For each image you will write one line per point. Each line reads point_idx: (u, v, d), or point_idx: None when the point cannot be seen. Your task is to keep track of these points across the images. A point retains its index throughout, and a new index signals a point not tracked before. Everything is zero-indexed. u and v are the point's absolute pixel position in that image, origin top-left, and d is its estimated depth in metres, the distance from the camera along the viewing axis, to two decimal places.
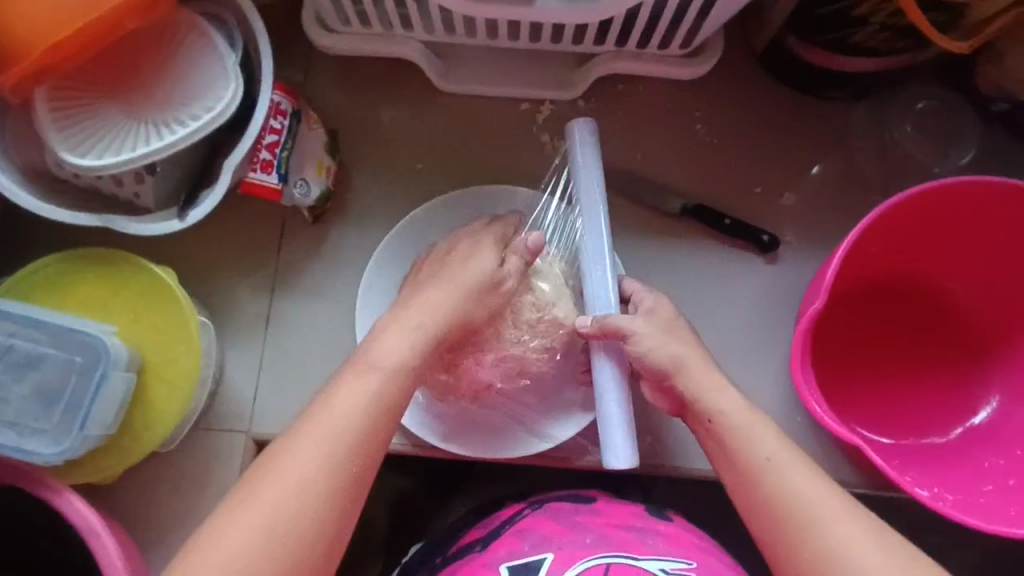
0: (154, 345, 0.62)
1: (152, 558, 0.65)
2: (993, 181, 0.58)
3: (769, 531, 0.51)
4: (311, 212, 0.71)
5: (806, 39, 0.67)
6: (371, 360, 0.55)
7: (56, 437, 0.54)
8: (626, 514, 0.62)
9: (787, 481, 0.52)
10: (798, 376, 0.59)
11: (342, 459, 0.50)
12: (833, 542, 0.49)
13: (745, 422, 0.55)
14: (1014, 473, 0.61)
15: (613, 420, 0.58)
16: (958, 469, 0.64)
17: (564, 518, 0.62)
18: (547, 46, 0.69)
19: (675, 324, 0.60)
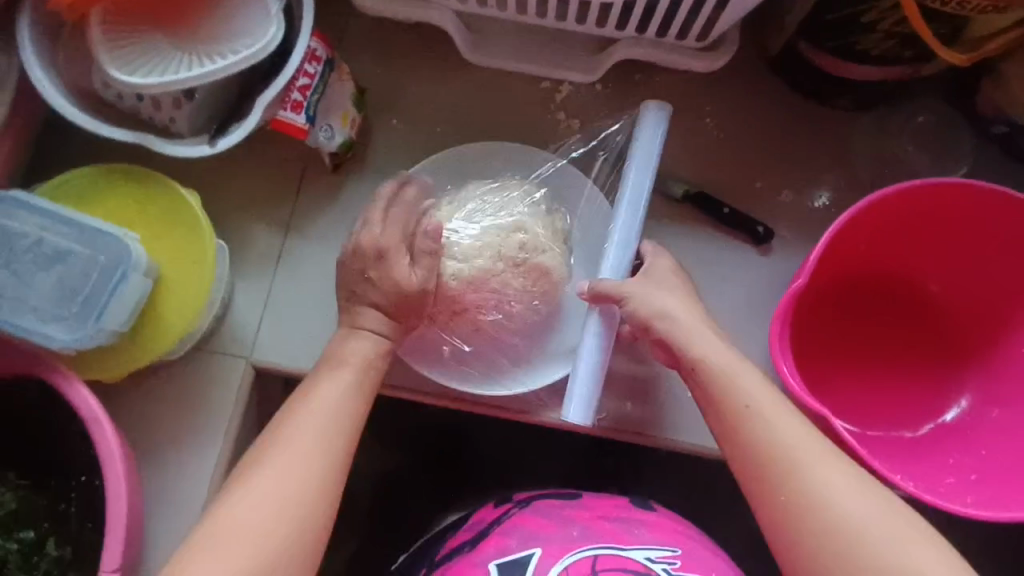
0: (172, 261, 0.65)
1: (144, 466, 0.68)
2: (972, 185, 0.62)
3: (748, 475, 0.55)
4: (333, 159, 0.75)
5: (817, 44, 0.71)
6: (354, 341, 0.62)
7: (73, 327, 0.57)
8: (610, 506, 0.65)
9: (770, 426, 0.55)
10: (776, 351, 0.61)
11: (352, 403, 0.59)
12: (810, 485, 0.52)
13: (729, 369, 0.58)
14: (977, 469, 0.66)
15: (580, 377, 0.65)
16: (926, 462, 0.68)
17: (553, 514, 0.64)
18: (572, 27, 0.73)
19: (671, 279, 0.64)
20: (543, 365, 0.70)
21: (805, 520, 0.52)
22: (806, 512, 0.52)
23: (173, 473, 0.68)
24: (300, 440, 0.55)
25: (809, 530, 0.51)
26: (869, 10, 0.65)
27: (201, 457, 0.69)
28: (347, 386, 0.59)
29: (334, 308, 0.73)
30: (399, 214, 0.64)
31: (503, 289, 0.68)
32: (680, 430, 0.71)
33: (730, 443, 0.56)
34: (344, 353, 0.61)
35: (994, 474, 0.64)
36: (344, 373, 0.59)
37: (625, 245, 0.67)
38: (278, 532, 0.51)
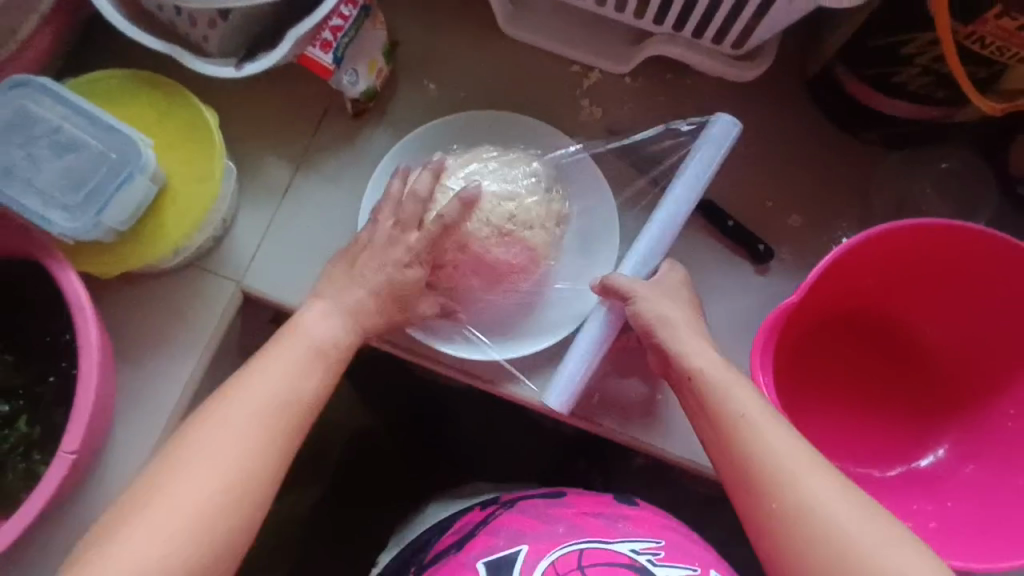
0: (181, 173, 0.67)
1: (121, 367, 0.71)
2: (981, 231, 0.61)
3: (745, 481, 0.53)
4: (354, 105, 0.76)
5: (854, 70, 0.70)
6: (301, 331, 0.60)
7: (73, 215, 0.60)
8: (594, 504, 0.65)
9: (761, 437, 0.53)
10: (756, 358, 0.61)
11: (278, 407, 0.55)
12: (803, 495, 0.51)
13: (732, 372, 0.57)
14: (937, 518, 0.65)
15: (570, 373, 0.64)
16: (891, 503, 0.67)
17: (537, 513, 0.63)
18: (611, 13, 0.72)
19: (679, 292, 0.64)
20: (513, 337, 0.71)
21: (796, 531, 0.50)
22: (799, 522, 0.50)
23: (148, 376, 0.71)
24: (240, 419, 0.53)
25: (800, 542, 0.50)
26: (908, 42, 0.64)
27: (176, 366, 0.71)
28: (302, 362, 0.58)
29: (329, 248, 0.74)
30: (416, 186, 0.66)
31: (486, 252, 0.68)
32: (641, 427, 0.71)
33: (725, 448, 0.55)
34: (298, 328, 0.60)
35: (960, 527, 0.64)
36: (290, 348, 0.59)
37: (647, 245, 0.66)
38: (208, 507, 0.50)
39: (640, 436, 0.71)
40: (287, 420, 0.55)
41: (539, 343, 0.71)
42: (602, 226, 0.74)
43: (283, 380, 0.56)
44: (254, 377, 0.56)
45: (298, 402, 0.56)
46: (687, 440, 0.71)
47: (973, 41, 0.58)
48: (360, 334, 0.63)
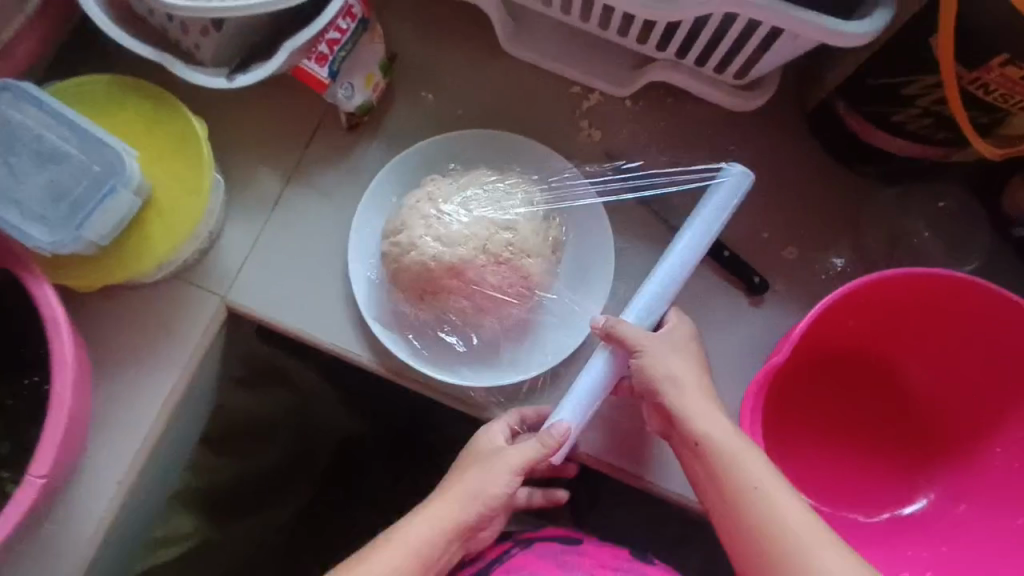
0: (167, 185, 0.65)
1: (98, 380, 0.68)
2: (973, 282, 0.61)
3: (729, 507, 0.55)
4: (349, 118, 0.75)
5: (855, 106, 0.69)
6: (477, 456, 0.62)
7: (53, 229, 0.57)
8: (611, 555, 0.65)
9: (774, 509, 0.54)
10: (748, 402, 0.60)
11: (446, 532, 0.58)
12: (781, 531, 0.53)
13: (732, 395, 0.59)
14: (933, 566, 0.66)
15: (569, 421, 0.62)
16: (883, 550, 0.67)
17: (556, 558, 0.63)
18: (613, 37, 0.71)
19: (687, 345, 0.63)
20: (500, 364, 0.71)
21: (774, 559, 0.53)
22: (778, 553, 0.53)
23: (126, 392, 0.68)
24: (408, 540, 0.58)
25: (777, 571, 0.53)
26: (909, 83, 0.63)
27: (156, 382, 0.69)
28: (501, 482, 0.60)
29: (318, 265, 0.73)
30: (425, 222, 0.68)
31: (480, 280, 0.68)
32: (627, 460, 0.69)
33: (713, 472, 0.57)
34: (483, 443, 0.63)
35: None
36: (485, 460, 0.61)
37: (661, 295, 0.64)
38: None
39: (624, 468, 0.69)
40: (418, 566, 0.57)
41: (524, 372, 0.70)
42: (598, 254, 0.73)
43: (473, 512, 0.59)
44: (452, 505, 0.59)
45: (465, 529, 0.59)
46: (680, 475, 0.69)
47: (977, 86, 0.58)
48: (544, 448, 0.60)
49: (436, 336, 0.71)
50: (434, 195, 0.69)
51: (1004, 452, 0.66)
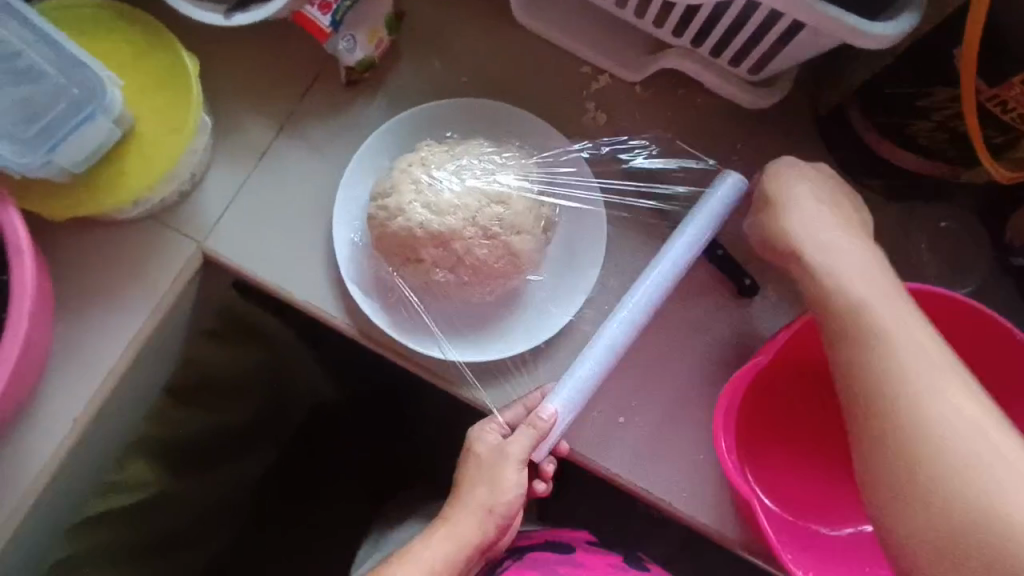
0: (150, 118, 0.62)
1: (62, 314, 0.66)
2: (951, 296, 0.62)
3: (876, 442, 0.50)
4: (348, 74, 0.72)
5: (868, 115, 0.67)
6: (475, 460, 0.61)
7: (22, 150, 0.55)
8: (604, 564, 0.67)
9: (930, 415, 0.48)
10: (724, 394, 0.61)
11: (462, 541, 0.58)
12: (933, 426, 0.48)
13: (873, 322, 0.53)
14: None
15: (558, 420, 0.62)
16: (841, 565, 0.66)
17: (545, 566, 0.64)
18: (629, 18, 0.69)
19: (856, 245, 0.59)
20: (477, 340, 0.69)
21: (923, 500, 0.46)
22: (918, 493, 0.47)
23: (89, 328, 0.66)
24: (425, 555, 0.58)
25: (923, 514, 0.46)
26: (928, 95, 0.62)
27: (121, 321, 0.66)
28: (508, 487, 0.60)
29: (302, 219, 0.70)
30: (416, 185, 0.66)
31: (466, 251, 0.65)
32: (596, 451, 0.67)
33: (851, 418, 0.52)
34: (478, 445, 0.62)
35: None
36: (486, 466, 0.61)
37: (678, 259, 0.65)
38: None
39: (591, 458, 0.67)
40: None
41: (500, 351, 0.68)
42: (590, 239, 0.71)
43: (478, 516, 0.59)
44: (461, 514, 0.59)
45: (479, 536, 0.59)
46: (646, 471, 0.67)
47: (995, 103, 0.56)
48: (535, 433, 0.61)
49: (416, 306, 0.69)
50: (427, 161, 0.67)
51: None
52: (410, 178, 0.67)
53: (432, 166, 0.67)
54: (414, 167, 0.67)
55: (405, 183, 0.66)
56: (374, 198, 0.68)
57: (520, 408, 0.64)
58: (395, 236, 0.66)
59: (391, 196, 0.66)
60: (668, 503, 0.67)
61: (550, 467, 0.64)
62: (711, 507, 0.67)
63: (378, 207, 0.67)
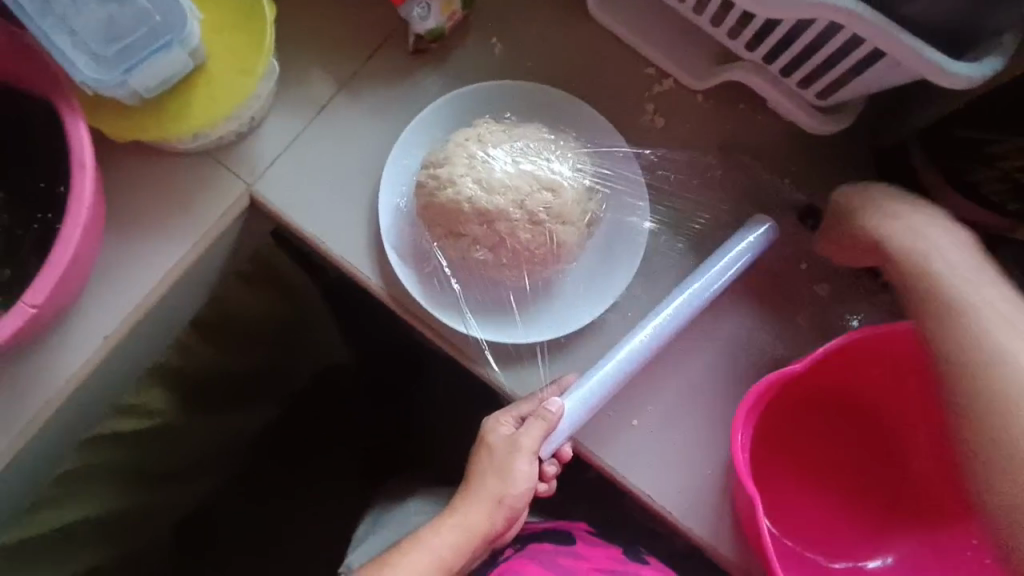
0: (221, 57, 0.64)
1: (109, 234, 0.68)
2: None
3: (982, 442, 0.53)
4: (416, 42, 0.73)
5: (932, 155, 0.67)
6: (487, 450, 0.62)
7: (99, 67, 0.58)
8: (605, 558, 0.68)
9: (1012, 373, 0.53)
10: (741, 411, 0.61)
11: (472, 529, 0.59)
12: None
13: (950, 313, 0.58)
14: None
15: (565, 416, 0.64)
16: None
17: (549, 557, 0.66)
18: (704, 25, 0.68)
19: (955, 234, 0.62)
20: (504, 322, 0.69)
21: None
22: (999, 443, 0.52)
23: (133, 251, 0.68)
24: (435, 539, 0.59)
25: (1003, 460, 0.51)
26: (1000, 141, 0.61)
27: (164, 250, 0.68)
28: (520, 477, 0.61)
29: (350, 177, 0.71)
30: (469, 160, 0.67)
31: (509, 233, 0.66)
32: (603, 448, 0.68)
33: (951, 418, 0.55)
34: (490, 435, 0.63)
35: None
36: (497, 456, 0.62)
37: (705, 289, 0.67)
38: None
39: (596, 454, 0.68)
40: (446, 563, 0.58)
41: (525, 336, 0.68)
42: (630, 240, 0.71)
43: (487, 507, 0.60)
44: (471, 502, 0.60)
45: (488, 525, 0.60)
46: (650, 476, 0.67)
47: None
48: (547, 424, 0.62)
49: (450, 278, 0.70)
50: (484, 138, 0.68)
51: (980, 545, 0.66)
52: (466, 152, 0.67)
53: (488, 143, 0.68)
54: (470, 142, 0.68)
55: (460, 156, 0.67)
56: (426, 167, 0.69)
57: (533, 401, 0.64)
58: (442, 206, 0.66)
59: (444, 167, 0.67)
60: (667, 510, 0.67)
61: (553, 469, 0.65)
62: (711, 522, 0.67)
63: (430, 176, 0.67)
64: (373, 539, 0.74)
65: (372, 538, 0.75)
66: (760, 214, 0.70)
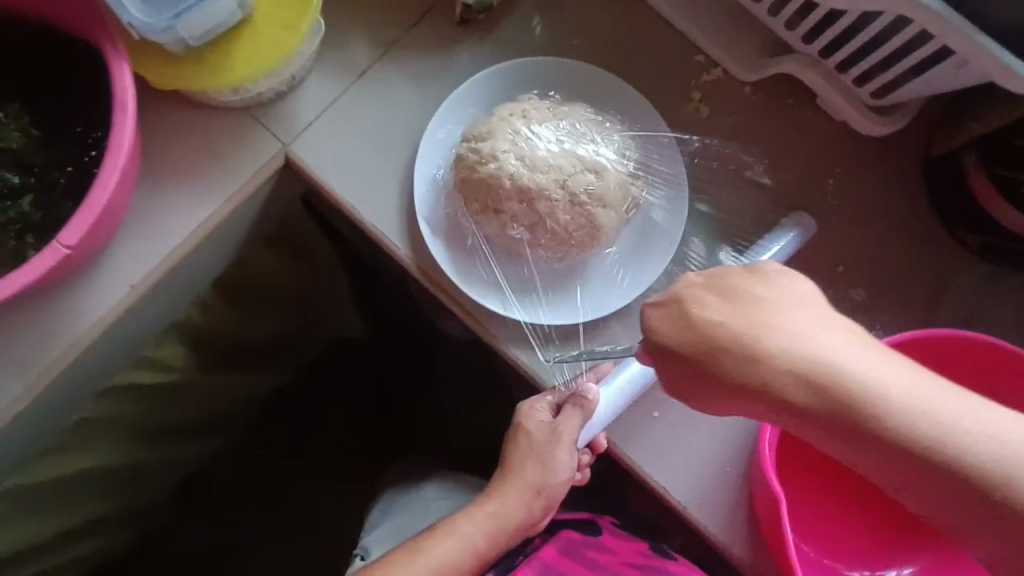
0: (267, 11, 0.63)
1: (142, 184, 0.67)
2: None
3: (859, 443, 0.44)
4: (462, 13, 0.71)
5: (986, 166, 0.64)
6: (527, 438, 0.64)
7: (149, 12, 0.58)
8: (630, 554, 0.69)
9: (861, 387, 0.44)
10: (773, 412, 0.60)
11: (511, 514, 0.62)
12: (888, 396, 0.43)
13: (770, 343, 0.46)
14: None
15: (600, 407, 0.64)
16: None
17: (579, 548, 0.66)
18: (761, 14, 0.66)
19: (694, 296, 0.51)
20: (535, 303, 0.68)
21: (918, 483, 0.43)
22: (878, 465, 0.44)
23: (166, 204, 0.67)
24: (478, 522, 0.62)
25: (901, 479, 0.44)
26: None
27: (197, 205, 0.67)
28: (561, 467, 0.64)
29: (387, 145, 0.70)
30: (512, 135, 0.66)
31: (548, 213, 0.65)
32: (625, 439, 0.67)
33: (805, 432, 0.46)
34: (530, 423, 0.64)
35: None
36: (538, 444, 0.64)
37: None
38: None
39: (619, 444, 0.67)
40: (487, 544, 0.62)
41: (556, 320, 0.67)
42: (668, 229, 0.70)
43: (528, 494, 0.63)
44: (512, 489, 0.63)
45: (529, 512, 0.63)
46: (671, 471, 0.66)
47: None
48: (584, 415, 0.63)
49: (482, 254, 0.69)
50: (528, 114, 0.67)
51: None
52: (508, 127, 0.66)
53: (532, 120, 0.67)
54: (514, 118, 0.67)
55: (502, 130, 0.66)
56: (465, 140, 0.68)
57: (567, 388, 0.65)
58: (481, 180, 0.66)
59: (486, 141, 0.66)
60: (683, 506, 0.66)
61: (586, 458, 0.68)
62: (726, 521, 0.66)
63: (470, 149, 0.66)
64: (395, 523, 0.76)
65: (402, 519, 0.77)
66: (799, 213, 0.69)
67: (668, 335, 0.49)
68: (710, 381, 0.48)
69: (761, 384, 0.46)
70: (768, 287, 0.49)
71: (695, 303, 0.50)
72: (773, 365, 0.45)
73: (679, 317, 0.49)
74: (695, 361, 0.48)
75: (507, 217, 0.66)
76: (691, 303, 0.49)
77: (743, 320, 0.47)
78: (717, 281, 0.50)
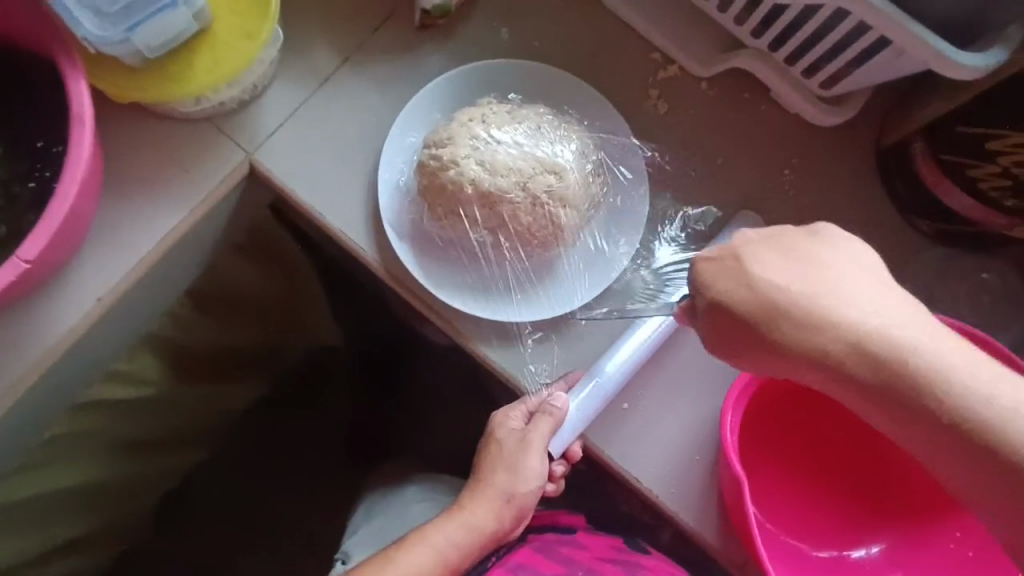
0: (224, 21, 0.64)
1: (105, 195, 0.68)
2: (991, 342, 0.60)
3: (886, 401, 0.49)
4: (422, 18, 0.72)
5: (933, 152, 0.64)
6: (498, 447, 0.65)
7: (104, 25, 0.58)
8: (606, 549, 0.70)
9: (937, 356, 0.48)
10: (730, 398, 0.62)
11: (480, 523, 0.63)
12: (935, 366, 0.48)
13: (845, 319, 0.49)
14: None
15: (570, 413, 0.65)
16: None
17: (553, 548, 0.67)
18: (712, 10, 0.68)
19: (743, 269, 0.52)
20: (504, 303, 0.69)
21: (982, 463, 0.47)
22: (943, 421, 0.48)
23: (129, 216, 0.67)
24: (445, 530, 0.63)
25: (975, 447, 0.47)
26: (997, 137, 0.58)
27: (159, 217, 0.67)
28: (530, 475, 0.65)
29: (352, 151, 0.71)
30: (472, 138, 0.67)
31: (512, 214, 0.67)
32: (599, 434, 0.68)
33: (850, 390, 0.50)
34: (501, 431, 0.65)
35: None
36: (508, 452, 0.65)
37: None
38: None
39: (593, 439, 0.68)
40: (454, 553, 0.63)
41: (525, 318, 0.69)
42: (630, 227, 0.71)
43: (496, 505, 0.64)
44: (483, 499, 0.64)
45: (497, 523, 0.64)
46: (643, 464, 0.67)
47: None
48: (553, 422, 0.64)
49: (448, 255, 0.70)
50: (487, 117, 0.69)
51: (964, 537, 0.65)
52: (468, 130, 0.68)
53: (491, 123, 0.68)
54: (474, 121, 0.68)
55: (461, 133, 0.67)
56: (427, 144, 0.69)
57: (538, 396, 0.67)
58: (443, 183, 0.67)
59: (446, 145, 0.67)
60: (656, 498, 0.67)
61: (561, 468, 0.68)
62: (698, 510, 0.67)
63: (431, 152, 0.68)
64: (373, 528, 0.76)
65: (374, 525, 0.77)
66: (745, 213, 0.71)
67: (723, 290, 0.52)
68: (756, 338, 0.51)
69: (803, 344, 0.50)
70: (823, 245, 0.53)
71: (747, 259, 0.53)
72: (817, 327, 0.50)
73: (740, 274, 0.52)
74: (754, 318, 0.51)
75: (472, 220, 0.67)
76: (749, 261, 0.52)
77: (802, 284, 0.51)
78: (774, 240, 0.53)
